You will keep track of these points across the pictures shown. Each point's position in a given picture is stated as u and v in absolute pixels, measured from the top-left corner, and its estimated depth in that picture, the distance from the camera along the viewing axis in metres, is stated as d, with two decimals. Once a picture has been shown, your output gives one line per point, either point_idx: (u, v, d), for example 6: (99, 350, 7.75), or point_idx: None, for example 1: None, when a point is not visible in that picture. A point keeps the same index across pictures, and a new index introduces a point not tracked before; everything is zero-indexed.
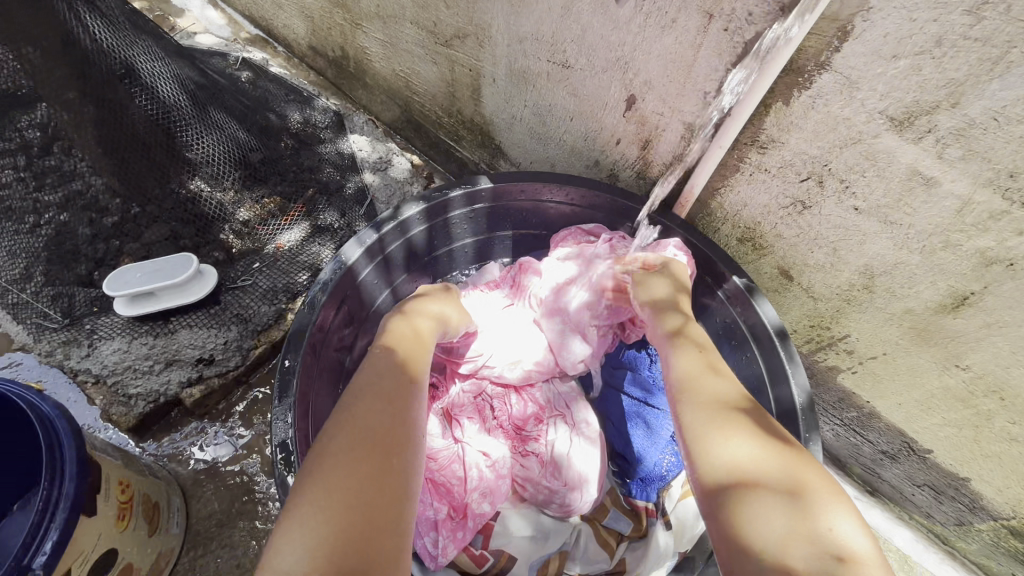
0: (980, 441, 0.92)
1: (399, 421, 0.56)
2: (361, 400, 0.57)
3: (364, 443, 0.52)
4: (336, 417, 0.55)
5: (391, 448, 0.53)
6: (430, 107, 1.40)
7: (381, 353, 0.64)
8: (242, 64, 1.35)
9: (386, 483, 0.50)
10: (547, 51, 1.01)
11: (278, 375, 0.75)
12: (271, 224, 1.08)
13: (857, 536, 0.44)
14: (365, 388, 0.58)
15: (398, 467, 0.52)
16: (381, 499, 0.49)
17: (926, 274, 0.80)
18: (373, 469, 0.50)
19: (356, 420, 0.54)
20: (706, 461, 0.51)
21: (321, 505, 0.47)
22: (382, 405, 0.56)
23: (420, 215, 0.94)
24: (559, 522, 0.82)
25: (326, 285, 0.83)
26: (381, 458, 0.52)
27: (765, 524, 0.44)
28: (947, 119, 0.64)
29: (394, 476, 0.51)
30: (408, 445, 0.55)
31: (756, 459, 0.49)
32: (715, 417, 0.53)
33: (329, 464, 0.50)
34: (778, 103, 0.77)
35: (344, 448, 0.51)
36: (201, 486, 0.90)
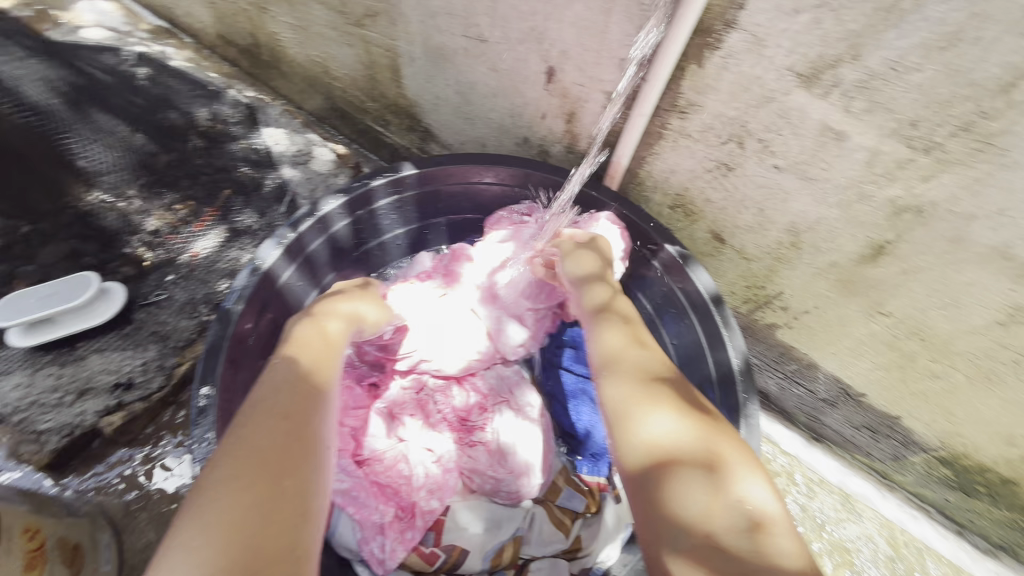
0: (907, 381, 0.96)
1: (302, 437, 0.55)
2: (261, 419, 0.55)
3: (263, 465, 0.51)
4: (231, 440, 0.54)
5: (293, 466, 0.53)
6: (352, 92, 1.33)
7: (287, 365, 0.63)
8: (139, 58, 1.13)
9: (284, 505, 0.50)
10: (461, 26, 0.96)
11: (196, 388, 0.71)
12: (183, 232, 1.01)
13: (768, 500, 0.44)
14: (262, 408, 0.57)
15: (294, 487, 0.51)
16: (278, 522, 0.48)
17: (846, 228, 0.81)
18: (270, 492, 0.50)
19: (253, 443, 0.53)
20: (625, 439, 0.50)
21: (211, 536, 0.45)
22: (283, 422, 0.55)
23: (341, 210, 0.89)
24: (511, 509, 0.81)
25: (241, 294, 0.78)
26: (273, 481, 0.50)
27: (682, 500, 0.44)
28: (851, 72, 0.64)
29: (294, 496, 0.51)
30: (311, 461, 0.55)
31: (672, 433, 0.48)
32: (636, 392, 0.53)
33: (223, 492, 0.49)
34: (692, 66, 0.75)
35: (239, 474, 0.50)
36: (134, 517, 0.85)
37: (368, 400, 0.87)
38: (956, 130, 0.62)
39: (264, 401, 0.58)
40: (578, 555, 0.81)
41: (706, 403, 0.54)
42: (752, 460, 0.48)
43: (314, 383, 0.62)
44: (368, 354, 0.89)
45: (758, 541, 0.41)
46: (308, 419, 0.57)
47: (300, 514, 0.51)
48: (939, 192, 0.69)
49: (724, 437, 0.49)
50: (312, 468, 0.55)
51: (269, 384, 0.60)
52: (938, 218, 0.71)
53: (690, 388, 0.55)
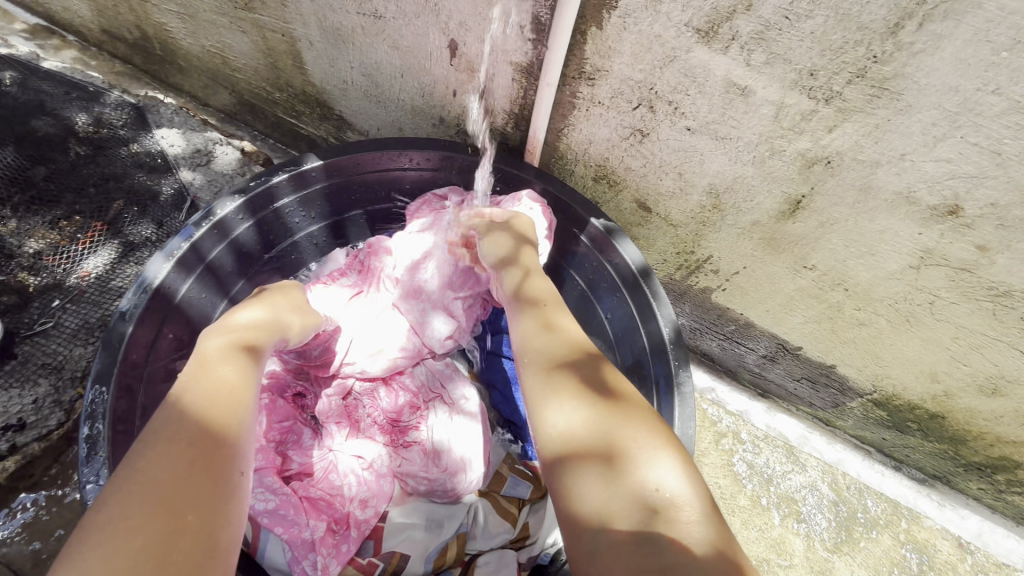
0: (836, 331, 0.98)
1: (208, 462, 0.44)
2: (156, 446, 0.44)
3: (150, 502, 0.40)
4: (118, 473, 0.43)
5: (190, 498, 0.41)
6: (257, 83, 1.23)
7: (193, 378, 0.52)
8: (1, 63, 1.09)
9: (177, 550, 0.39)
10: (353, 2, 0.89)
11: (83, 421, 0.65)
12: (69, 251, 0.91)
13: (681, 483, 0.41)
14: (162, 427, 0.46)
15: (203, 522, 0.41)
16: (167, 573, 0.37)
17: (763, 185, 0.80)
18: (156, 534, 0.39)
19: (146, 474, 0.42)
20: (541, 436, 0.49)
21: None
22: (182, 446, 0.44)
23: (240, 212, 0.83)
24: (452, 506, 0.78)
25: (129, 314, 0.71)
26: (169, 518, 0.40)
27: (589, 495, 0.42)
28: (746, 24, 0.62)
29: (188, 532, 0.40)
30: (221, 488, 0.43)
31: (580, 422, 0.46)
32: (548, 382, 0.51)
33: (97, 543, 0.38)
34: (592, 29, 0.72)
35: (118, 515, 0.39)
36: (45, 567, 0.78)
37: (295, 411, 0.82)
38: (852, 77, 0.61)
39: (163, 427, 0.46)
40: (526, 543, 0.78)
41: (623, 383, 0.51)
42: (670, 438, 0.46)
43: (227, 398, 0.50)
44: (289, 363, 0.83)
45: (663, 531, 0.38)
46: (223, 440, 0.47)
47: (200, 557, 0.39)
48: (844, 141, 0.68)
49: (635, 419, 0.46)
50: (220, 496, 0.43)
51: (171, 403, 0.49)
52: (846, 168, 0.71)
53: (609, 368, 0.52)
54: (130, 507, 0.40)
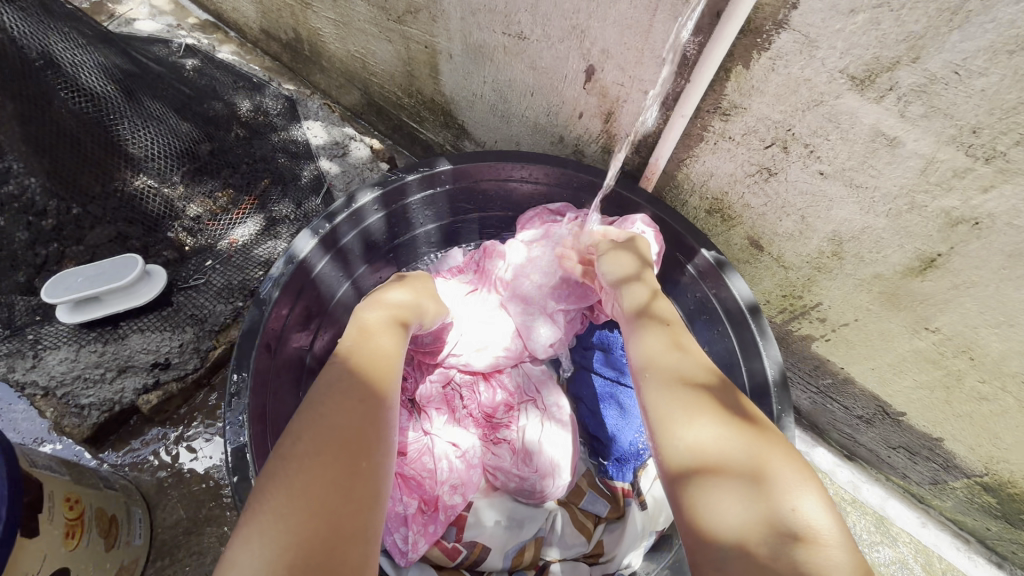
0: (951, 402, 0.92)
1: (373, 419, 0.53)
2: (334, 399, 0.53)
3: (332, 444, 0.49)
4: (304, 414, 0.52)
5: (360, 446, 0.50)
6: (390, 88, 1.34)
7: (356, 345, 0.61)
8: (186, 51, 1.25)
9: (353, 490, 0.48)
10: (501, 23, 0.96)
11: (232, 372, 0.73)
12: (223, 219, 1.02)
13: (820, 515, 0.44)
14: (338, 383, 0.55)
15: (371, 469, 0.50)
16: (348, 505, 0.46)
17: (893, 238, 0.78)
18: (340, 473, 0.48)
19: (331, 420, 0.51)
20: (668, 449, 0.51)
21: (284, 515, 0.44)
22: (356, 400, 0.54)
23: (375, 203, 0.90)
24: (534, 509, 0.81)
25: (279, 280, 0.80)
26: (349, 461, 0.49)
27: (727, 510, 0.44)
28: (908, 75, 0.62)
29: (360, 474, 0.49)
30: (381, 444, 0.52)
31: (717, 441, 0.49)
32: (678, 398, 0.53)
33: (296, 469, 0.47)
34: (738, 67, 0.74)
35: (313, 450, 0.48)
36: (166, 494, 0.88)
37: None
38: (1021, 139, 0.59)
39: (338, 383, 0.55)
40: (599, 560, 0.81)
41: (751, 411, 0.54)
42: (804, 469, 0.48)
43: (385, 365, 0.60)
44: None
45: (806, 556, 0.40)
46: (382, 403, 0.55)
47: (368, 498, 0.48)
48: (999, 204, 0.65)
49: (768, 445, 0.49)
50: (380, 451, 0.52)
51: (342, 361, 0.58)
52: (997, 231, 0.68)
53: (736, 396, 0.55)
54: (321, 444, 0.49)
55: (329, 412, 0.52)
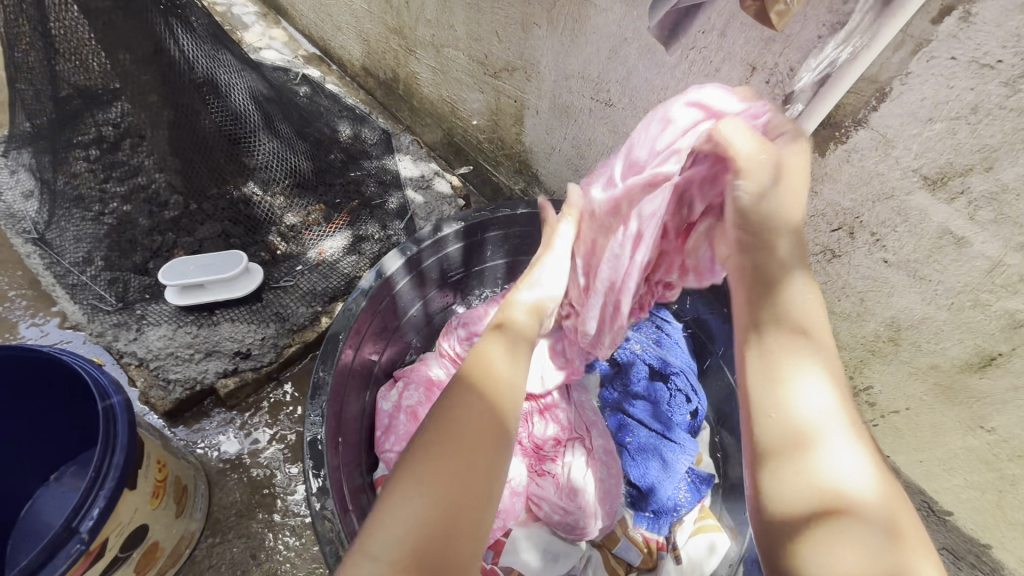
0: (1003, 507, 0.91)
1: (499, 426, 0.55)
2: (465, 398, 0.56)
3: (462, 442, 0.52)
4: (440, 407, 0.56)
5: (484, 458, 0.52)
6: (473, 133, 1.46)
7: (480, 358, 0.61)
8: (302, 80, 1.41)
9: (474, 488, 0.50)
10: (592, 90, 1.06)
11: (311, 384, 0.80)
12: (317, 230, 1.12)
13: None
14: (471, 384, 0.58)
15: (490, 472, 0.52)
16: (466, 500, 0.49)
17: (953, 332, 0.80)
18: (465, 470, 0.51)
19: (461, 419, 0.54)
20: (790, 456, 0.49)
21: (413, 499, 0.48)
22: (482, 414, 0.55)
23: (457, 234, 0.98)
24: (570, 545, 0.84)
25: (366, 291, 0.88)
26: (473, 461, 0.51)
27: (844, 560, 0.44)
28: (981, 182, 0.67)
29: (483, 478, 0.51)
30: (502, 448, 0.54)
31: (841, 477, 0.48)
32: (790, 446, 0.49)
33: (427, 459, 0.51)
34: (814, 154, 0.80)
35: (442, 445, 0.52)
36: (225, 476, 0.94)
37: None
38: None
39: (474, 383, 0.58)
40: None
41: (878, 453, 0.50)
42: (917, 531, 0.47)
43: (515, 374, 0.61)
44: None
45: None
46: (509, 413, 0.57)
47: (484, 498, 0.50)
48: None
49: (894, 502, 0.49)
50: (499, 456, 0.53)
51: (479, 365, 0.61)
52: None
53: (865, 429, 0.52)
54: (448, 440, 0.52)
55: (461, 423, 0.54)
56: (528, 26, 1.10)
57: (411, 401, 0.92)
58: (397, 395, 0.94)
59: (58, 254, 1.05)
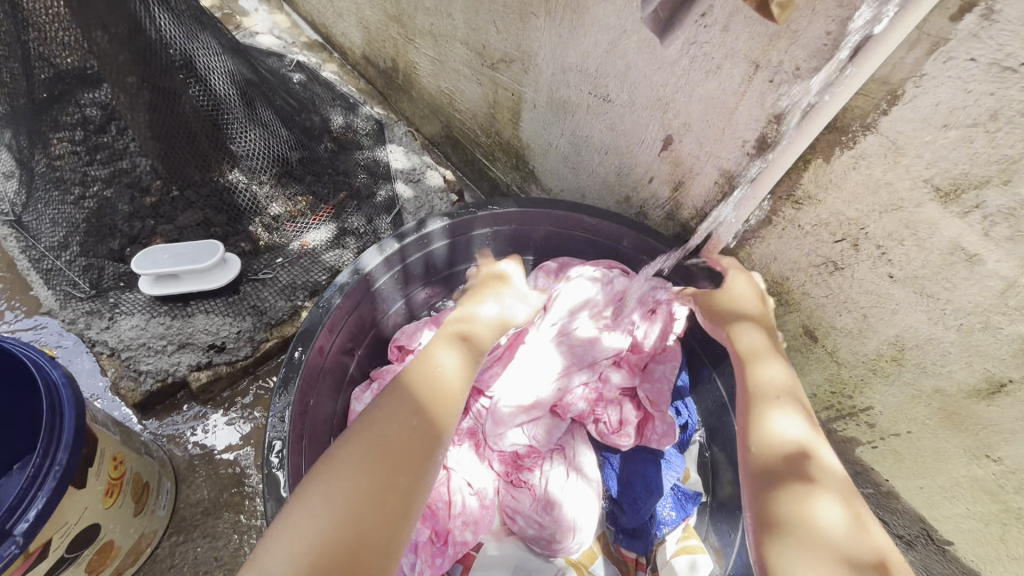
0: (1006, 540, 0.86)
1: (422, 447, 0.57)
2: (397, 413, 0.59)
3: (387, 456, 0.54)
4: (373, 420, 0.58)
5: (388, 484, 0.53)
6: (470, 126, 1.41)
7: (411, 383, 0.63)
8: (296, 67, 1.37)
9: (387, 501, 0.52)
10: (590, 84, 1.01)
11: (283, 368, 0.77)
12: (300, 222, 1.08)
13: None
14: (410, 400, 0.60)
15: (407, 487, 0.54)
16: (372, 510, 0.51)
17: (962, 355, 0.75)
18: (381, 485, 0.52)
19: (385, 435, 0.56)
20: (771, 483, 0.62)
21: (326, 502, 0.51)
22: (396, 436, 0.56)
23: (443, 230, 0.94)
24: (543, 562, 0.81)
25: (342, 288, 0.84)
26: (389, 474, 0.53)
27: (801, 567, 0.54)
28: (998, 196, 0.62)
29: (396, 499, 0.53)
30: (421, 466, 0.56)
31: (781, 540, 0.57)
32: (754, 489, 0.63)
33: (347, 467, 0.53)
34: (818, 159, 0.75)
35: (360, 460, 0.54)
36: (193, 472, 0.91)
37: None
38: None
39: (411, 399, 0.61)
40: None
41: (810, 506, 0.58)
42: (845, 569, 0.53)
43: (427, 404, 0.61)
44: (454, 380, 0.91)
45: None
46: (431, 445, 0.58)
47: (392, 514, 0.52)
48: None
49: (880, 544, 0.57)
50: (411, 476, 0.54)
51: (417, 389, 0.62)
52: None
53: (842, 486, 0.61)
54: (370, 453, 0.54)
55: (377, 430, 0.57)
56: (526, 16, 1.05)
57: None
58: (371, 397, 0.91)
59: (34, 237, 1.04)
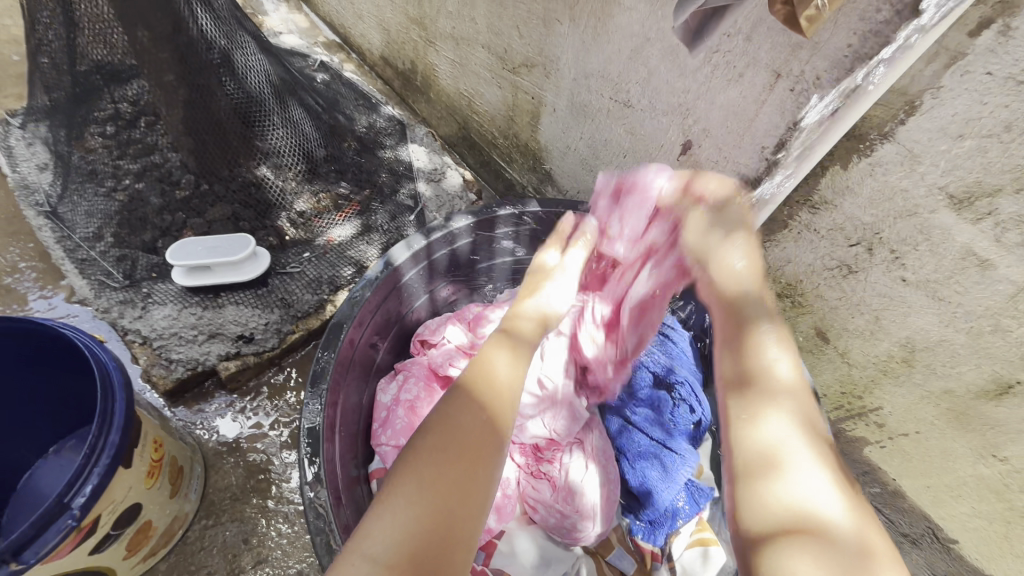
0: (1009, 539, 0.89)
1: (485, 443, 0.58)
2: (452, 410, 0.60)
3: (453, 454, 0.56)
4: (433, 418, 0.60)
5: (468, 480, 0.55)
6: (488, 128, 1.44)
7: (474, 380, 0.64)
8: (320, 67, 1.40)
9: (458, 497, 0.53)
10: (611, 89, 1.04)
11: (310, 374, 0.79)
12: (326, 217, 1.11)
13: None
14: (464, 396, 0.61)
15: (476, 481, 0.55)
16: (444, 505, 0.52)
17: (971, 356, 0.78)
18: (450, 481, 0.54)
19: (446, 433, 0.57)
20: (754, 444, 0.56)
21: (401, 500, 0.52)
22: (469, 432, 0.58)
23: (468, 228, 0.97)
24: (563, 551, 0.85)
25: (372, 281, 0.87)
26: (458, 469, 0.55)
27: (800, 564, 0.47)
28: (1011, 203, 0.65)
29: (467, 493, 0.54)
30: (488, 462, 0.57)
31: (805, 506, 0.51)
32: (769, 464, 0.54)
33: (415, 466, 0.55)
34: (836, 166, 0.77)
35: (425, 458, 0.55)
36: (222, 459, 0.94)
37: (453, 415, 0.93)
38: None
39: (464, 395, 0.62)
40: None
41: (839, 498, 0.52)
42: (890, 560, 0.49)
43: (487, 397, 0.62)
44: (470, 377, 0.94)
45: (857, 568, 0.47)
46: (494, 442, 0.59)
47: (463, 511, 0.53)
48: None
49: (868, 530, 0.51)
50: (478, 469, 0.56)
51: (470, 385, 0.63)
52: None
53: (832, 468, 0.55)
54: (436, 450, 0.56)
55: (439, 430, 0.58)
56: (550, 22, 1.08)
57: (409, 395, 0.91)
58: (396, 388, 0.93)
59: (69, 228, 1.07)
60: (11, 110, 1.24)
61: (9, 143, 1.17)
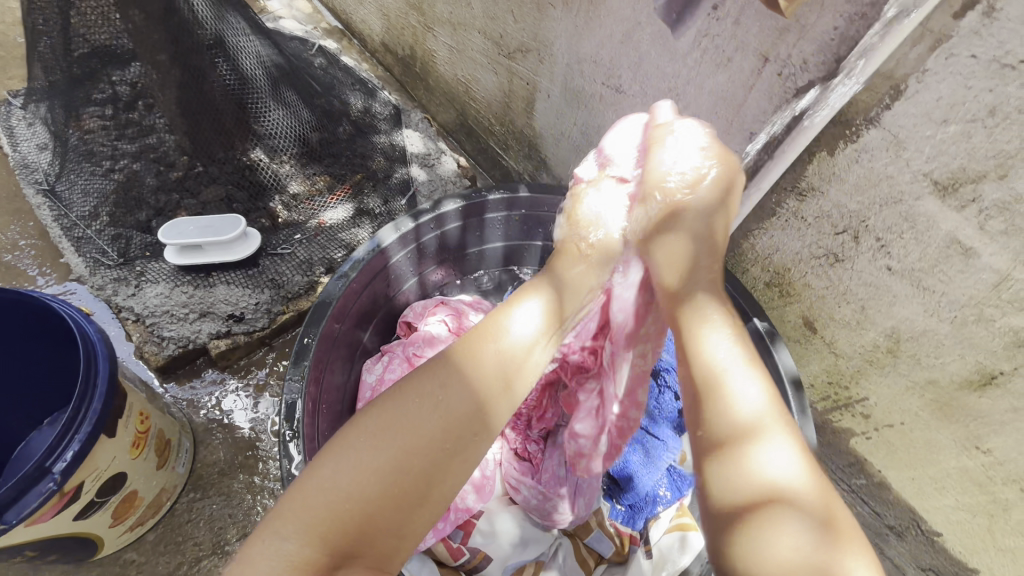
0: (993, 532, 0.88)
1: (457, 436, 0.53)
2: (433, 389, 0.54)
3: (415, 443, 0.51)
4: (411, 392, 0.54)
5: (425, 472, 0.51)
6: (485, 114, 1.44)
7: (467, 359, 0.57)
8: (318, 51, 1.41)
9: (410, 488, 0.51)
10: (603, 75, 1.03)
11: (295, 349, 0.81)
12: (318, 200, 1.12)
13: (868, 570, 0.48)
14: (455, 377, 0.55)
15: (437, 477, 0.52)
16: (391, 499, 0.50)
17: (955, 347, 0.77)
18: (407, 472, 0.51)
19: (416, 420, 0.52)
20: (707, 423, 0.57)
21: (346, 477, 0.49)
22: (442, 426, 0.53)
23: (457, 211, 0.97)
24: (541, 532, 0.86)
25: (359, 262, 0.88)
26: (416, 462, 0.51)
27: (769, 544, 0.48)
28: (994, 190, 0.64)
29: (417, 486, 0.51)
30: (455, 456, 0.53)
31: (776, 474, 0.52)
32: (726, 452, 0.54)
33: (371, 447, 0.51)
34: (823, 152, 0.77)
35: (386, 443, 0.51)
36: (211, 435, 0.95)
37: None
38: None
39: (452, 374, 0.55)
40: None
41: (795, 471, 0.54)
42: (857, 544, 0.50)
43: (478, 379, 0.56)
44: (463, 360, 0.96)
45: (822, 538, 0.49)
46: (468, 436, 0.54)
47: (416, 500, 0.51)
48: None
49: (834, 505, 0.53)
50: (438, 461, 0.52)
51: (461, 366, 0.56)
52: None
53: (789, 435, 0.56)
54: (401, 433, 0.52)
55: (411, 412, 0.53)
56: (543, 6, 1.07)
57: (394, 375, 0.93)
58: (381, 368, 0.95)
59: (66, 207, 1.09)
60: (14, 90, 1.26)
61: (12, 124, 1.20)
